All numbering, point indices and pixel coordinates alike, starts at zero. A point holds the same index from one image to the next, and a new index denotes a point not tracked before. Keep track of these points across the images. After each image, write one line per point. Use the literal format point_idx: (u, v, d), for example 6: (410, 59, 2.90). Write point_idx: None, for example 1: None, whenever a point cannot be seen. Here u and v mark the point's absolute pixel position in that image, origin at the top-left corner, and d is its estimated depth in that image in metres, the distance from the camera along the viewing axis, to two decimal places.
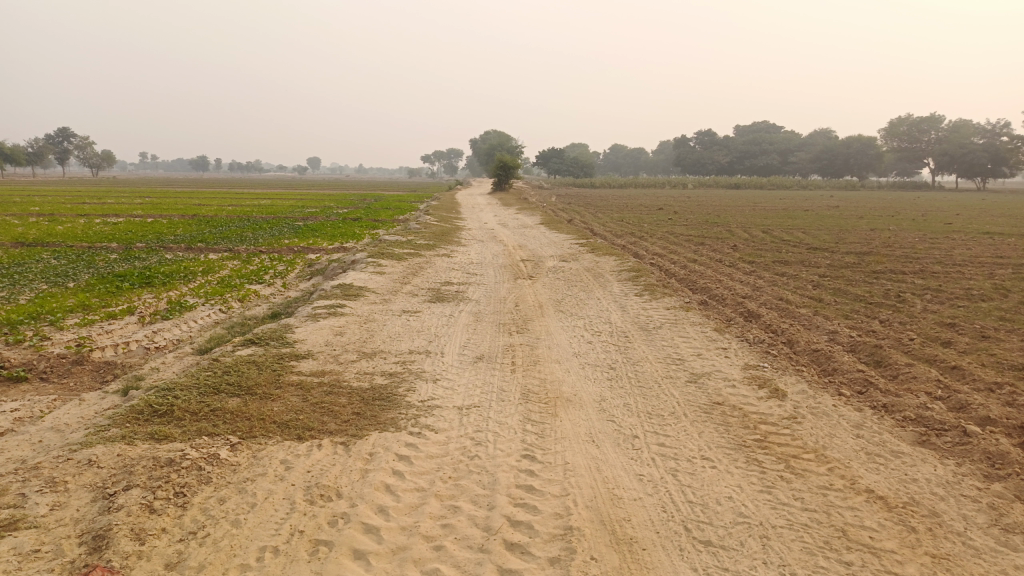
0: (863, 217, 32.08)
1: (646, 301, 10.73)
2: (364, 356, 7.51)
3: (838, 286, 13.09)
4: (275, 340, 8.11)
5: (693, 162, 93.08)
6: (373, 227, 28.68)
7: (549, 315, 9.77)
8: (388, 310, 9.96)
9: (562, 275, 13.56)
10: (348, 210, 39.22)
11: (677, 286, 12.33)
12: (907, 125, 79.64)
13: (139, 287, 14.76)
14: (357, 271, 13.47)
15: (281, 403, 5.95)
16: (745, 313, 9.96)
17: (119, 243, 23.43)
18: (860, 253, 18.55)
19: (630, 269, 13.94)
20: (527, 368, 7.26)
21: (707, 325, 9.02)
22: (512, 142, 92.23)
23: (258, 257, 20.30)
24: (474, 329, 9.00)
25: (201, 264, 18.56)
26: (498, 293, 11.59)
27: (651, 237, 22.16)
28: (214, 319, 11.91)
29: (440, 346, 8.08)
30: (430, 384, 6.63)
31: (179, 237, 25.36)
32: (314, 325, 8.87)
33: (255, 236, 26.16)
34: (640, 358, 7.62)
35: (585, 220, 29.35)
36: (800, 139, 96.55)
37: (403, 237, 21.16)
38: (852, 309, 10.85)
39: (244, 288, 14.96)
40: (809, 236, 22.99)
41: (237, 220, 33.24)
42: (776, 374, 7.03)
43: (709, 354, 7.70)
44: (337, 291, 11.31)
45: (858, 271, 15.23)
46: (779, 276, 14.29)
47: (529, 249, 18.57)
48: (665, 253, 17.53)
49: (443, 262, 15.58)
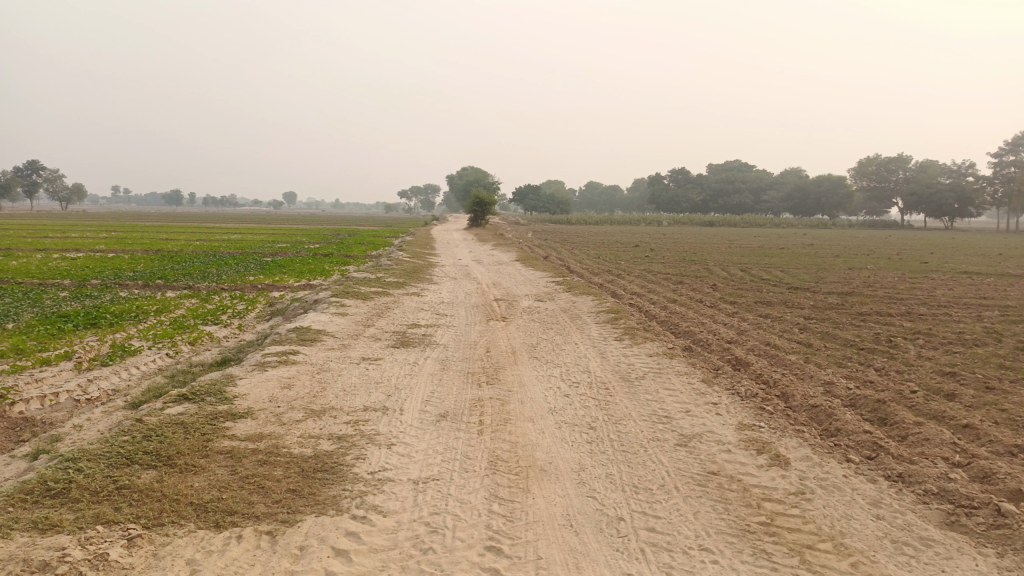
0: (839, 256, 31.83)
1: (627, 346, 9.97)
2: (311, 415, 6.62)
3: (826, 330, 12.46)
4: (212, 394, 7.19)
5: (668, 200, 93.88)
6: (342, 263, 27.77)
7: (523, 363, 8.95)
8: (345, 358, 9.09)
9: (537, 316, 12.80)
10: (319, 245, 38.31)
11: (658, 329, 11.61)
12: (876, 166, 81.10)
13: (83, 329, 13.71)
14: (317, 312, 12.61)
15: (203, 478, 5.05)
16: (733, 361, 9.23)
17: (72, 280, 22.29)
18: (843, 293, 18.07)
19: (609, 310, 13.22)
20: (496, 429, 6.42)
21: (694, 376, 8.26)
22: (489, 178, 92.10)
23: (219, 294, 19.34)
24: (439, 380, 8.15)
25: (156, 303, 17.54)
26: (467, 337, 10.78)
27: (629, 275, 21.54)
28: (159, 365, 10.94)
29: (399, 402, 7.22)
30: (383, 450, 5.77)
31: (136, 274, 24.23)
32: (260, 376, 7.97)
33: (218, 272, 25.11)
34: (622, 415, 6.82)
35: (561, 256, 28.85)
36: (772, 178, 97.98)
37: (372, 274, 20.39)
38: (844, 356, 10.19)
39: (197, 330, 13.99)
40: (789, 276, 22.54)
41: (203, 255, 32.24)
42: (774, 435, 6.26)
43: (699, 411, 6.93)
44: (292, 336, 10.41)
45: (845, 313, 14.65)
46: (763, 318, 13.64)
47: (503, 287, 17.85)
48: (645, 292, 16.89)
49: (412, 301, 14.76)
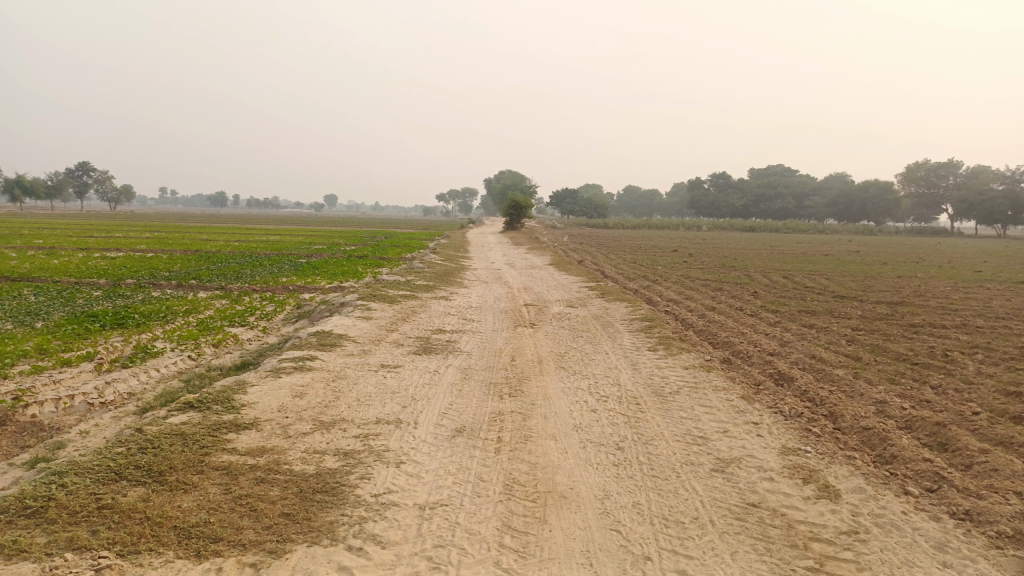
0: (887, 263, 30.63)
1: (661, 357, 9.40)
2: (319, 427, 6.22)
3: (875, 342, 11.70)
4: (219, 403, 6.85)
5: (707, 205, 92.41)
6: (375, 266, 27.58)
7: (550, 374, 8.46)
8: (364, 365, 8.71)
9: (567, 323, 12.30)
10: (354, 247, 38.26)
11: (695, 339, 11.00)
12: (925, 171, 78.55)
13: (110, 329, 13.60)
14: (341, 315, 12.30)
15: (194, 498, 4.66)
16: (775, 376, 8.60)
17: (108, 279, 22.42)
18: (893, 303, 17.20)
19: (643, 318, 12.64)
20: (515, 447, 5.93)
21: (732, 392, 7.67)
22: (526, 182, 91.89)
23: (249, 296, 19.21)
24: (459, 390, 7.70)
25: (186, 303, 17.43)
26: (493, 344, 10.31)
27: (666, 281, 20.87)
28: (179, 367, 10.70)
29: (414, 414, 6.78)
30: (390, 469, 5.33)
31: (172, 274, 24.34)
32: (272, 384, 7.62)
33: (251, 273, 25.12)
34: (653, 434, 6.28)
35: (596, 260, 28.26)
36: (815, 182, 95.80)
37: (403, 276, 20.14)
38: (896, 372, 9.47)
39: (222, 331, 13.78)
40: (833, 284, 21.63)
41: (239, 256, 32.42)
42: (822, 461, 5.66)
43: (737, 432, 6.35)
44: (312, 340, 10.07)
45: (895, 325, 13.85)
46: (807, 329, 12.93)
47: (535, 291, 17.36)
48: (682, 299, 16.25)
49: (440, 305, 14.38)
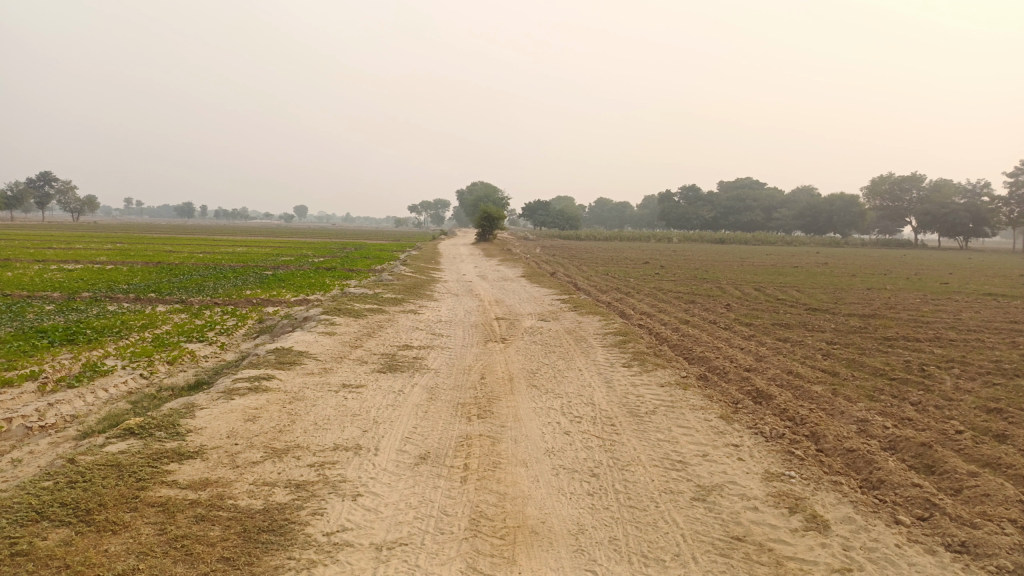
0: (856, 275, 30.83)
1: (636, 374, 9.08)
2: (271, 456, 5.77)
3: (851, 357, 11.51)
4: (163, 428, 6.34)
5: (678, 217, 93.03)
6: (343, 278, 26.96)
7: (520, 393, 8.08)
8: (324, 385, 8.24)
9: (539, 338, 11.94)
10: (323, 259, 37.55)
11: (670, 354, 10.71)
12: (889, 184, 79.93)
13: (58, 346, 12.91)
14: (304, 331, 11.80)
15: (123, 539, 4.18)
16: (753, 393, 8.31)
17: (63, 293, 21.55)
18: (865, 316, 17.12)
19: (616, 332, 12.33)
20: (483, 475, 5.52)
21: (710, 411, 7.35)
22: (498, 194, 91.71)
23: (210, 310, 18.54)
24: (425, 412, 7.28)
25: (143, 318, 16.72)
26: (462, 361, 9.89)
27: (639, 294, 20.63)
28: (129, 387, 10.10)
29: (376, 439, 6.35)
30: (346, 503, 4.89)
31: (131, 286, 23.50)
32: (223, 406, 7.12)
33: (214, 286, 24.35)
34: (629, 458, 5.93)
35: (568, 272, 27.97)
36: (783, 195, 97.05)
37: (370, 289, 19.66)
38: (874, 388, 9.25)
39: (179, 348, 13.15)
40: (805, 296, 21.59)
41: (203, 268, 31.56)
42: (807, 488, 5.35)
43: (717, 456, 6.02)
44: (271, 358, 9.55)
45: (869, 338, 13.70)
46: (782, 342, 12.72)
47: (506, 304, 16.99)
48: (655, 312, 16.00)
49: (408, 320, 13.90)
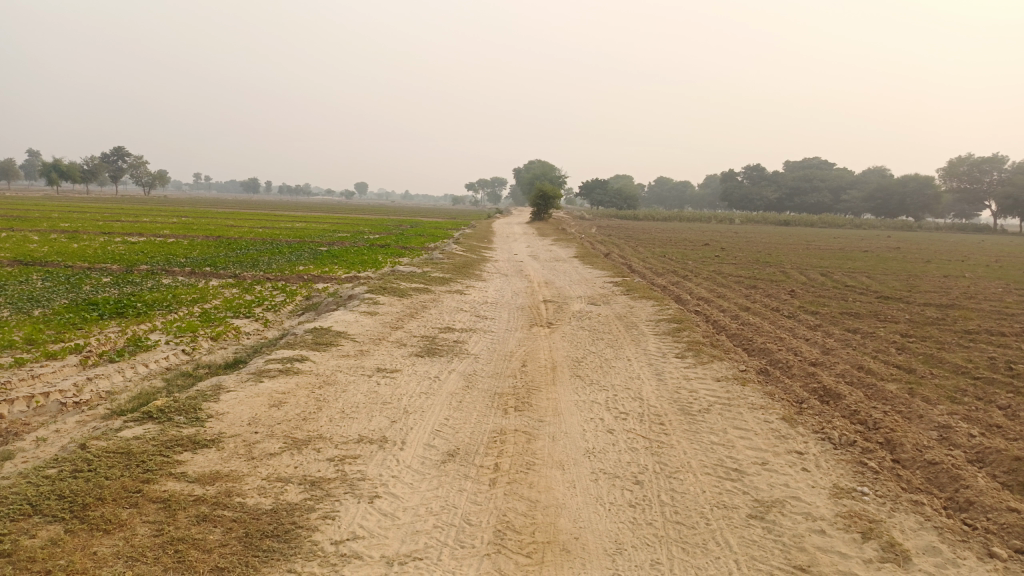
0: (930, 261, 29.10)
1: (689, 366, 8.42)
2: (290, 447, 5.39)
3: (927, 351, 10.57)
4: (184, 412, 6.03)
5: (740, 198, 90.38)
6: (396, 255, 26.77)
7: (563, 383, 7.54)
8: (357, 369, 7.85)
9: (587, 323, 11.35)
10: (378, 236, 37.53)
11: (728, 343, 9.99)
12: (967, 165, 75.69)
13: (107, 319, 12.92)
14: (346, 310, 11.48)
15: (115, 541, 3.84)
16: (820, 392, 7.57)
17: (121, 265, 21.87)
18: (942, 306, 15.91)
19: (670, 319, 11.64)
20: (514, 478, 5.03)
21: (771, 411, 6.67)
22: (556, 172, 90.63)
23: (260, 285, 18.48)
24: (459, 402, 6.82)
25: (193, 292, 16.73)
26: (504, 346, 9.39)
27: (697, 278, 19.77)
28: (169, 363, 9.95)
29: (403, 431, 5.92)
30: (361, 506, 4.46)
31: (188, 260, 23.78)
32: (249, 390, 6.79)
33: (268, 261, 24.45)
34: (679, 465, 5.34)
35: (624, 253, 27.18)
36: (852, 176, 93.16)
37: (419, 267, 19.35)
38: (957, 389, 8.36)
39: (224, 323, 13.02)
40: (875, 283, 20.34)
41: (260, 243, 31.74)
42: (884, 508, 4.68)
43: (778, 465, 5.37)
44: (307, 338, 9.22)
45: (947, 331, 12.65)
46: (850, 334, 11.82)
47: (557, 286, 16.41)
48: (713, 298, 15.19)
49: (453, 301, 13.46)
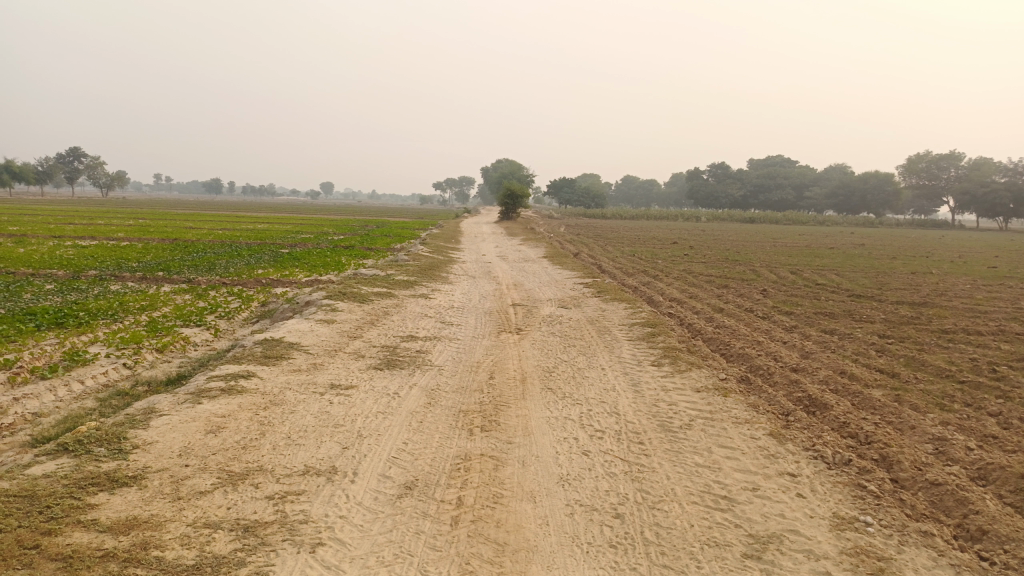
0: (896, 258, 29.15)
1: (668, 376, 7.92)
2: (224, 483, 4.74)
3: (907, 354, 10.21)
4: (106, 444, 5.32)
5: (706, 196, 90.88)
6: (360, 257, 25.98)
7: (534, 398, 6.98)
8: (308, 386, 7.18)
9: (558, 328, 10.81)
10: (343, 237, 36.55)
11: (705, 349, 9.53)
12: (926, 162, 76.88)
13: (44, 331, 12.00)
14: (303, 318, 10.78)
15: None
16: (805, 403, 7.12)
17: (68, 271, 20.71)
18: (915, 305, 15.69)
19: (645, 323, 11.16)
20: (480, 515, 4.45)
21: (757, 426, 6.19)
22: (524, 171, 90.17)
23: (215, 291, 17.60)
24: (420, 422, 6.21)
25: (143, 299, 15.81)
26: (470, 356, 8.80)
27: (668, 277, 19.36)
28: (107, 379, 9.15)
29: (356, 459, 5.30)
30: (300, 558, 3.84)
31: (140, 264, 22.70)
32: (186, 414, 6.10)
33: (226, 264, 23.49)
34: (663, 494, 4.80)
35: (593, 253, 26.73)
36: (815, 173, 94.25)
37: (383, 270, 18.62)
38: (944, 395, 7.97)
39: (172, 333, 12.19)
40: (846, 281, 20.11)
41: (219, 245, 30.66)
42: (892, 542, 4.20)
43: (771, 492, 4.88)
44: (256, 351, 8.52)
45: (924, 331, 12.36)
46: (827, 335, 11.45)
47: (525, 288, 15.85)
48: (687, 299, 14.76)
49: (417, 306, 12.82)
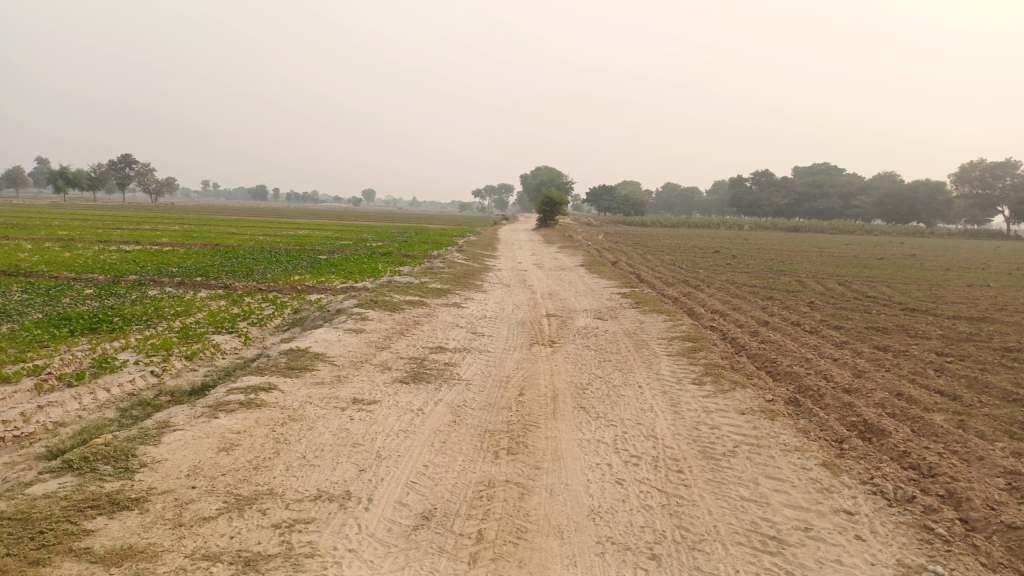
0: (950, 270, 27.93)
1: (710, 395, 7.43)
2: (231, 509, 4.44)
3: (969, 374, 9.52)
4: (114, 462, 5.07)
5: (748, 204, 89.23)
6: (396, 264, 25.85)
7: (566, 418, 6.57)
8: (330, 400, 6.88)
9: (593, 341, 10.37)
10: (381, 244, 36.52)
11: (750, 366, 8.99)
12: (980, 170, 74.13)
13: (77, 336, 11.98)
14: (331, 327, 10.54)
15: None
16: (861, 429, 6.56)
17: (109, 276, 20.92)
18: (973, 320, 14.82)
19: (685, 337, 10.66)
20: (501, 553, 4.05)
21: (808, 455, 5.68)
22: (563, 178, 89.82)
23: (250, 297, 17.56)
24: (443, 442, 5.86)
25: (178, 305, 15.81)
26: (500, 370, 8.43)
27: (709, 288, 18.74)
28: (132, 387, 9.02)
29: (372, 483, 4.96)
30: None
31: (179, 270, 22.89)
32: (200, 429, 5.84)
33: (263, 270, 23.56)
34: (704, 533, 4.35)
35: (632, 262, 26.14)
36: (862, 182, 91.85)
37: (417, 277, 18.39)
38: (1013, 422, 7.31)
39: (203, 340, 12.07)
40: (898, 294, 19.22)
41: (258, 251, 30.90)
42: None
43: (827, 533, 4.39)
44: (280, 362, 8.28)
45: (985, 349, 11.60)
46: (880, 352, 10.79)
47: (561, 298, 15.43)
48: (729, 311, 14.18)
49: (449, 316, 12.51)
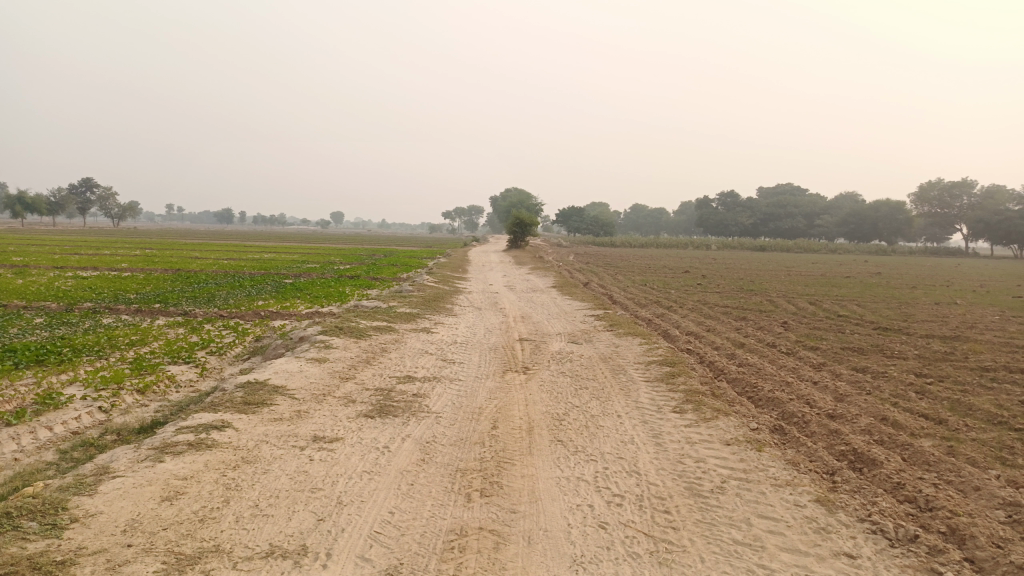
0: (916, 287, 28.18)
1: (693, 425, 7.08)
2: (170, 571, 3.94)
3: (950, 396, 9.31)
4: (40, 518, 4.52)
5: (715, 224, 90.22)
6: (364, 288, 25.32)
7: (543, 453, 6.16)
8: (289, 439, 6.39)
9: (567, 367, 10.00)
10: (349, 267, 35.93)
11: (730, 392, 8.68)
12: (938, 189, 75.76)
13: (21, 369, 11.26)
14: (294, 357, 10.03)
15: None
16: (851, 459, 6.26)
17: (62, 304, 20.04)
18: (946, 339, 14.74)
19: (662, 361, 10.34)
20: None
21: (801, 490, 5.35)
22: (532, 200, 90.08)
23: (211, 324, 16.91)
24: (411, 485, 5.40)
25: (133, 334, 15.09)
26: (472, 401, 8.00)
27: (682, 308, 18.54)
28: (75, 424, 8.39)
29: (332, 536, 4.49)
30: None
31: (138, 296, 22.06)
32: (142, 475, 5.31)
33: (226, 296, 22.84)
34: None
35: (603, 283, 25.93)
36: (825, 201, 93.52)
37: (384, 302, 17.90)
38: (1002, 447, 7.08)
39: (157, 371, 11.44)
40: (868, 312, 19.20)
41: (221, 276, 30.09)
42: None
43: None
44: (237, 396, 7.75)
45: (962, 369, 11.45)
46: (860, 374, 10.57)
47: (534, 322, 15.07)
48: (704, 333, 13.93)
49: (418, 342, 12.05)
